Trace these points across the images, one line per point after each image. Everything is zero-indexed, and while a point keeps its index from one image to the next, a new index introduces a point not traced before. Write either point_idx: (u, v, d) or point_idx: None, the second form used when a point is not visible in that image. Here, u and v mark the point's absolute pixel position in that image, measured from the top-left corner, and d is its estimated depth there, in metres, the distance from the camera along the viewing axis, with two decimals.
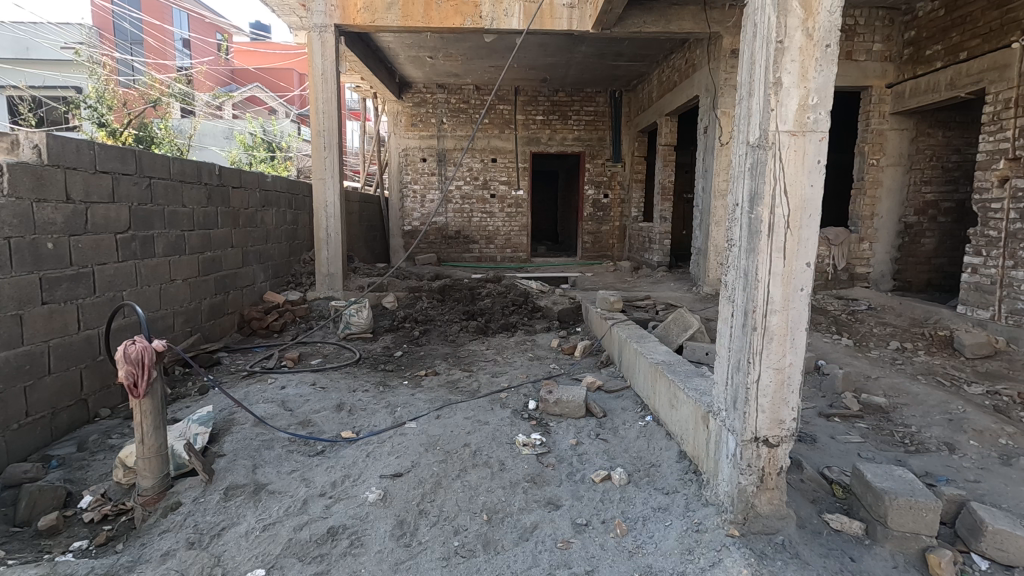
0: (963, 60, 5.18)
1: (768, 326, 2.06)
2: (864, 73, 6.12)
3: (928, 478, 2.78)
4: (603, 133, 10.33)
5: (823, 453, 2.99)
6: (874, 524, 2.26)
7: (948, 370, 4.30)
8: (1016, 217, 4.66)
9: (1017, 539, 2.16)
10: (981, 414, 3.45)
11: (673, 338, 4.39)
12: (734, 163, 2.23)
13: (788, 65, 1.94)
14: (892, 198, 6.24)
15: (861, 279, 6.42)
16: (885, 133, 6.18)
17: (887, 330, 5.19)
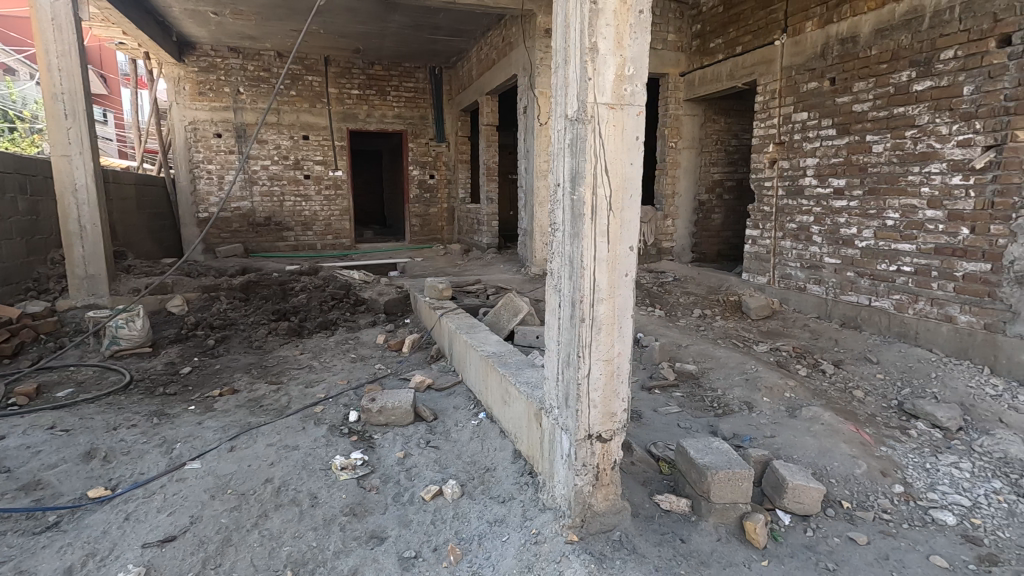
0: (739, 54, 5.79)
1: (596, 316, 1.92)
2: (662, 61, 6.57)
3: (736, 440, 3.00)
4: (424, 111, 9.90)
5: (648, 429, 3.06)
6: (699, 500, 2.31)
7: (740, 333, 4.81)
8: (783, 194, 5.30)
9: (810, 491, 2.36)
10: (769, 371, 3.86)
11: (503, 324, 4.24)
12: (553, 139, 2.03)
13: (604, 29, 1.77)
14: (688, 178, 6.88)
15: (666, 253, 7.01)
16: (681, 118, 6.74)
17: (691, 299, 5.70)
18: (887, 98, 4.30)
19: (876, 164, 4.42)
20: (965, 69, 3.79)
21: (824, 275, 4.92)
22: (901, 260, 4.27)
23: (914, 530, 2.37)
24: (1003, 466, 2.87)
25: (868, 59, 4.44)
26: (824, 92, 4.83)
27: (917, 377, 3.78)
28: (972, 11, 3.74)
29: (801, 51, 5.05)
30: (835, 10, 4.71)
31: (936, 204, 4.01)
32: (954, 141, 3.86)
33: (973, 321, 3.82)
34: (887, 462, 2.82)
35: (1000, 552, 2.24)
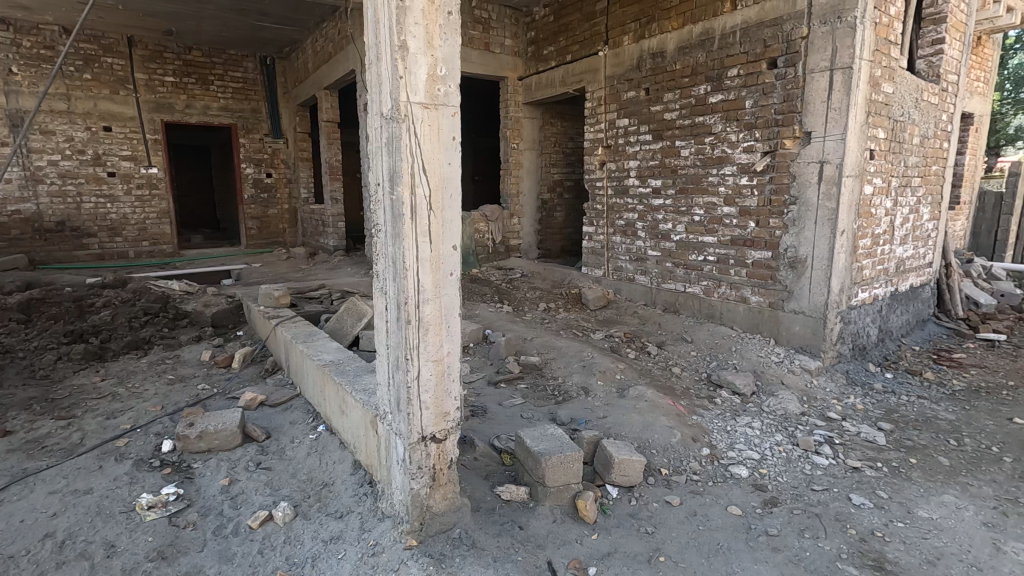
0: (569, 62, 6.18)
1: (422, 317, 1.92)
2: (500, 64, 6.77)
3: (573, 424, 3.20)
4: (256, 103, 9.12)
5: (492, 423, 3.14)
6: (536, 486, 2.42)
7: (580, 323, 5.15)
8: (612, 193, 5.77)
9: (633, 464, 2.60)
10: (604, 356, 4.17)
11: (346, 329, 4.05)
12: (371, 137, 1.96)
13: (413, 28, 1.76)
14: (530, 178, 7.19)
15: (514, 250, 7.26)
16: (521, 121, 7.01)
17: (537, 293, 5.96)
18: (690, 108, 4.87)
19: (684, 167, 4.99)
20: (746, 86, 4.43)
21: (648, 266, 5.46)
22: (707, 251, 4.89)
23: (717, 486, 2.73)
24: (783, 421, 3.43)
25: (673, 73, 4.99)
26: (641, 101, 5.34)
27: (722, 351, 4.36)
28: (749, 36, 4.38)
29: (620, 62, 5.52)
30: (646, 27, 5.23)
31: (731, 201, 4.64)
32: (741, 147, 4.50)
33: (761, 300, 4.50)
34: (697, 429, 3.21)
35: (779, 494, 2.67)
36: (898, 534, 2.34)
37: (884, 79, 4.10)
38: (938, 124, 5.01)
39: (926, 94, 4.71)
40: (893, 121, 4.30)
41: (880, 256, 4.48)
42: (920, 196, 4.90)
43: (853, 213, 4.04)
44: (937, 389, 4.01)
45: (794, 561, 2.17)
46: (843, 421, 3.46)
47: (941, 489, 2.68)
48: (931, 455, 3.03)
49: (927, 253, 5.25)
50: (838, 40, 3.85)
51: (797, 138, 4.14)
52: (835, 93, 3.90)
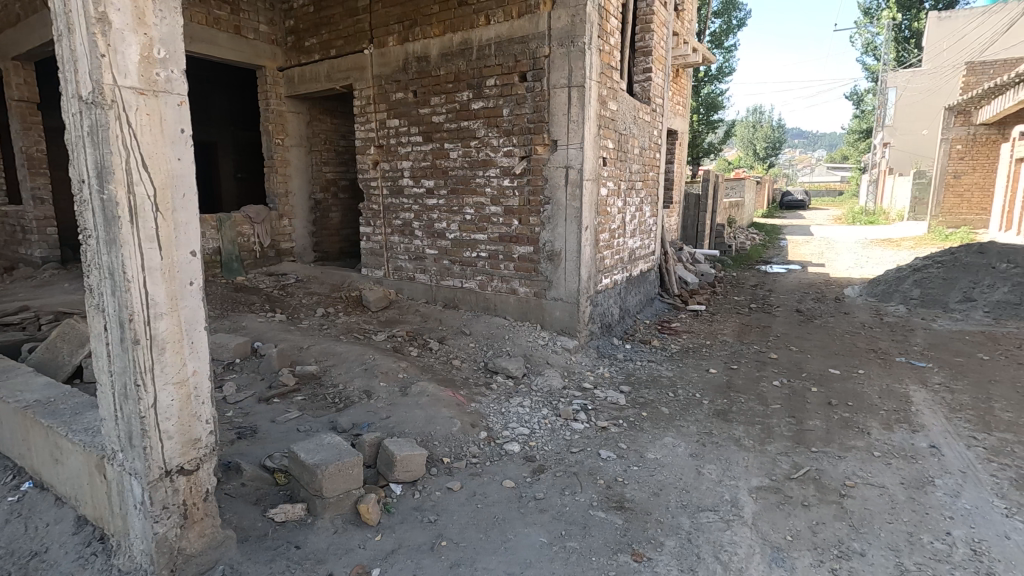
0: (334, 56, 5.95)
1: (155, 335, 1.67)
2: (256, 52, 6.18)
3: (355, 429, 3.13)
4: None
5: (263, 444, 2.89)
6: (314, 499, 2.32)
7: (362, 326, 5.05)
8: (387, 193, 5.75)
9: (415, 458, 2.66)
10: (385, 357, 4.14)
11: (63, 359, 3.28)
12: (66, 124, 1.63)
13: (115, 0, 1.51)
14: (300, 176, 6.74)
15: (287, 254, 6.73)
16: (284, 115, 6.52)
17: (313, 299, 5.65)
18: (455, 113, 5.11)
19: (453, 169, 5.22)
20: (503, 95, 4.82)
21: (427, 264, 5.59)
22: (479, 248, 5.20)
23: (493, 464, 2.95)
24: (549, 396, 3.85)
25: (438, 78, 5.17)
26: (409, 102, 5.41)
27: (497, 340, 4.71)
28: (502, 50, 4.77)
29: (387, 62, 5.51)
30: (410, 31, 5.32)
31: (497, 201, 5.01)
32: (502, 151, 4.89)
33: (528, 291, 4.97)
34: (475, 415, 3.41)
35: (545, 461, 3.00)
36: (634, 477, 2.83)
37: (609, 98, 4.86)
38: (651, 138, 6.12)
39: (642, 113, 5.72)
40: (618, 134, 5.13)
41: (616, 247, 5.33)
42: (642, 196, 5.96)
43: (593, 211, 4.73)
44: (661, 353, 4.95)
45: (557, 517, 2.47)
46: (594, 389, 4.03)
47: (663, 433, 3.32)
48: (657, 407, 3.73)
49: (651, 243, 6.40)
50: (573, 61, 4.45)
51: (547, 145, 4.66)
52: (574, 107, 4.49)
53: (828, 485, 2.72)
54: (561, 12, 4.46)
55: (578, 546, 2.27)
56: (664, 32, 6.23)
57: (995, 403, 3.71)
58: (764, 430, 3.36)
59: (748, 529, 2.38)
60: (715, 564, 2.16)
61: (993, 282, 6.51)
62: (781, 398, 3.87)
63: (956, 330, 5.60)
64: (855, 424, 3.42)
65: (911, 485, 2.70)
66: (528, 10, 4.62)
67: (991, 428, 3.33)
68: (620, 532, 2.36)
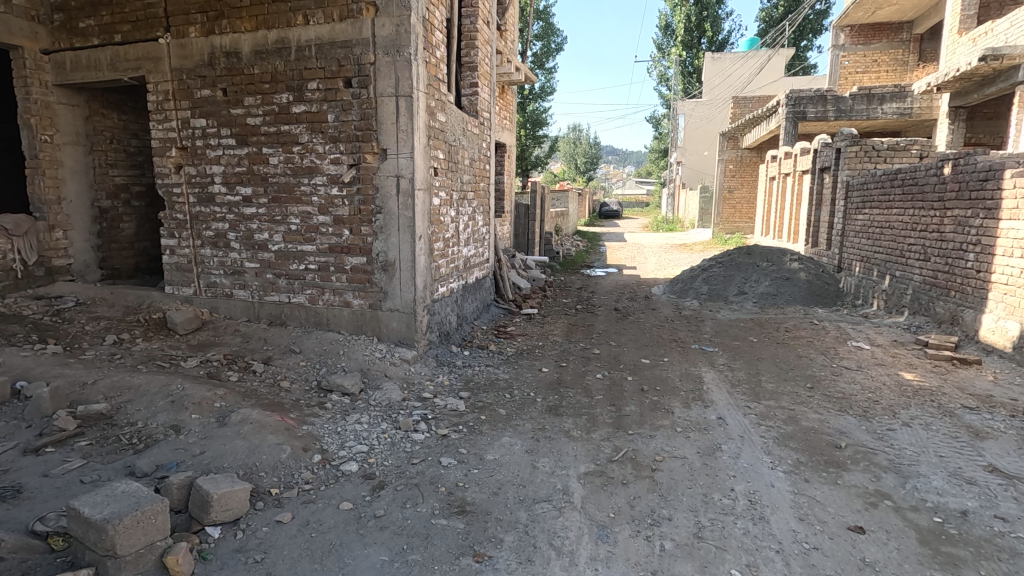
0: (119, 43, 5.15)
1: None
2: (8, 29, 5.07)
3: (159, 472, 2.73)
4: None
5: (31, 505, 2.37)
6: (104, 561, 1.98)
7: (167, 352, 4.42)
8: (194, 201, 5.12)
9: (235, 494, 2.41)
10: (198, 385, 3.66)
11: None
12: None
13: None
14: (76, 180, 5.68)
15: (62, 273, 5.61)
16: (52, 106, 5.44)
17: (101, 324, 4.80)
18: (273, 115, 4.75)
19: (273, 175, 4.84)
20: (326, 100, 4.61)
21: (247, 279, 5.09)
22: (306, 259, 4.89)
23: (329, 488, 2.80)
24: (388, 410, 3.76)
25: (251, 77, 4.76)
26: (218, 101, 4.89)
27: (330, 356, 4.47)
28: (324, 53, 4.56)
29: (188, 54, 4.92)
30: (215, 22, 4.82)
31: (324, 210, 4.76)
32: (328, 158, 4.67)
33: (362, 303, 4.80)
34: (307, 438, 3.19)
35: (385, 477, 2.92)
36: (474, 479, 2.89)
37: (438, 109, 4.93)
38: (480, 150, 6.34)
39: (470, 126, 5.90)
40: (448, 145, 5.22)
41: (451, 256, 5.41)
42: (475, 206, 6.14)
43: (426, 220, 4.75)
44: (498, 357, 5.14)
45: (397, 532, 2.42)
46: (434, 398, 4.04)
47: (501, 434, 3.45)
48: (494, 409, 3.86)
49: (485, 251, 6.63)
50: (399, 70, 4.43)
51: (376, 153, 4.56)
52: (402, 116, 4.47)
53: (642, 462, 3.07)
54: (385, 20, 4.42)
55: (421, 558, 2.25)
56: (488, 50, 6.51)
57: (762, 376, 4.54)
58: (590, 420, 3.68)
59: (578, 512, 2.58)
60: (549, 551, 2.30)
61: (759, 278, 7.95)
62: (603, 389, 4.27)
63: (735, 318, 6.73)
64: (662, 406, 3.91)
65: (705, 453, 3.18)
66: (350, 14, 4.49)
67: (759, 398, 4.05)
68: (461, 536, 2.40)
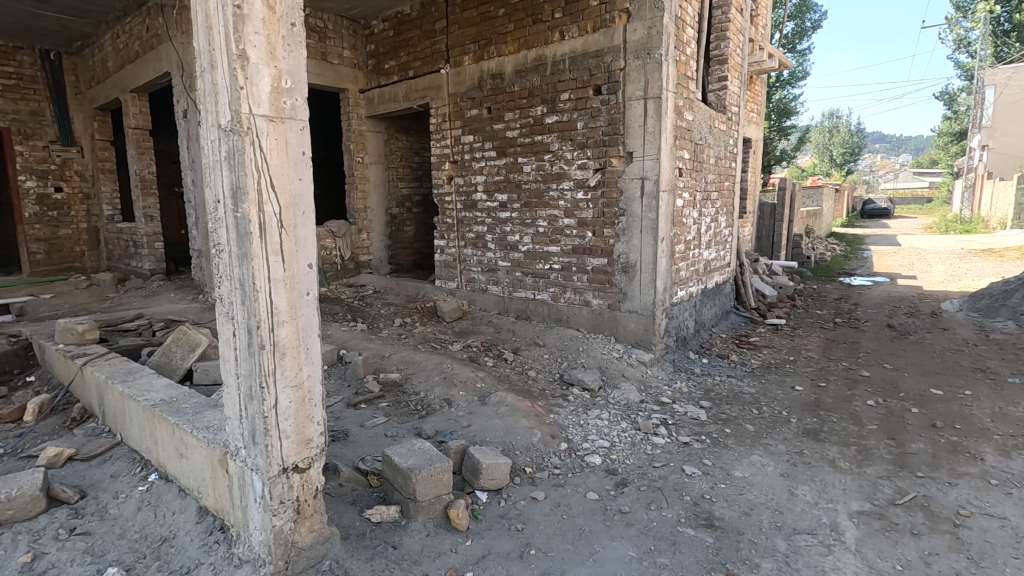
0: (411, 77, 6.21)
1: (278, 342, 1.83)
2: (340, 76, 6.56)
3: (438, 436, 3.23)
4: (36, 104, 7.27)
5: (355, 447, 3.04)
6: (407, 502, 2.42)
7: (437, 335, 5.21)
8: (461, 207, 5.91)
9: (499, 467, 2.71)
10: (464, 366, 4.23)
11: (176, 365, 3.49)
12: (207, 152, 1.84)
13: (253, 37, 1.70)
14: (377, 192, 7.05)
15: (364, 266, 7.04)
16: (364, 134, 6.85)
17: (391, 309, 5.88)
18: (528, 127, 5.21)
19: (526, 182, 5.31)
20: (577, 109, 4.87)
21: (500, 276, 5.68)
22: (551, 259, 5.24)
23: (575, 476, 2.96)
24: (627, 409, 3.81)
25: (512, 94, 5.30)
26: (483, 119, 5.57)
27: (571, 352, 4.73)
28: (577, 65, 4.83)
29: (462, 80, 5.69)
30: (485, 49, 5.48)
31: (570, 214, 5.04)
32: (576, 164, 4.93)
33: (601, 303, 4.96)
34: (554, 426, 3.43)
35: (628, 475, 2.97)
36: (722, 494, 2.75)
37: (686, 108, 4.81)
38: (727, 148, 5.97)
39: (717, 122, 5.60)
40: (694, 144, 5.05)
41: (692, 259, 5.22)
42: (718, 207, 5.81)
43: (670, 221, 4.67)
44: (741, 368, 4.79)
45: (644, 532, 2.44)
46: (673, 404, 3.95)
47: (750, 451, 3.21)
48: (741, 424, 3.60)
49: (726, 255, 6.22)
50: (649, 73, 4.44)
51: (622, 157, 4.66)
52: (650, 118, 4.47)
53: (939, 514, 2.53)
54: (637, 24, 4.47)
55: (669, 563, 2.23)
56: (740, 40, 6.10)
57: None
58: (861, 452, 3.18)
59: (851, 555, 2.26)
60: None
61: None
62: (877, 419, 3.65)
63: None
64: (965, 449, 3.17)
65: None
66: (604, 24, 4.65)
67: None
68: (711, 551, 2.30)
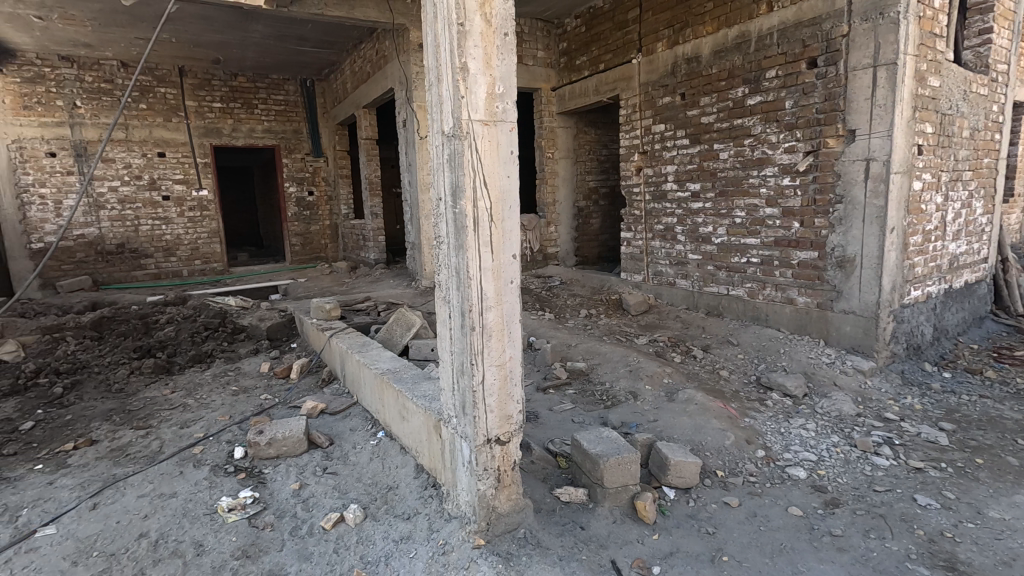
0: (602, 71, 6.24)
1: (486, 324, 2.03)
2: (533, 77, 6.87)
3: (624, 428, 3.25)
4: (298, 124, 8.98)
5: (544, 428, 3.22)
6: (595, 487, 2.49)
7: (622, 328, 5.20)
8: (650, 198, 5.78)
9: (689, 466, 2.63)
10: (650, 360, 4.17)
11: (397, 341, 4.06)
12: (433, 156, 2.10)
13: (472, 50, 1.90)
14: (566, 186, 7.25)
15: (552, 258, 7.32)
16: (555, 130, 7.09)
17: (577, 300, 6.02)
18: (727, 111, 4.88)
19: (723, 170, 4.98)
20: (785, 86, 4.41)
21: (690, 269, 5.43)
22: (750, 252, 4.86)
23: (775, 487, 2.73)
24: (839, 422, 3.38)
25: (709, 77, 5.01)
26: (677, 106, 5.36)
27: (770, 354, 4.33)
28: (787, 37, 4.37)
29: (654, 68, 5.55)
30: (680, 33, 5.25)
31: (773, 202, 4.61)
32: (782, 148, 4.48)
33: (809, 301, 4.45)
34: (750, 431, 3.20)
35: (840, 495, 2.64)
36: (969, 535, 2.29)
37: (930, 73, 4.03)
38: (988, 116, 4.86)
39: (975, 86, 4.58)
40: (941, 115, 4.21)
41: (932, 253, 4.37)
42: (973, 189, 4.76)
43: (903, 209, 3.98)
44: (1001, 388, 3.89)
45: (861, 561, 2.16)
46: (902, 422, 3.39)
47: (1012, 490, 2.61)
48: (999, 456, 2.94)
49: (982, 248, 5.08)
50: (880, 37, 3.82)
51: (841, 136, 4.10)
52: (880, 90, 3.85)
53: None
54: None
55: None
56: None
57: None
58: None
59: None
60: None
61: None
62: None
63: None
64: None
65: None
66: None
67: None
68: None
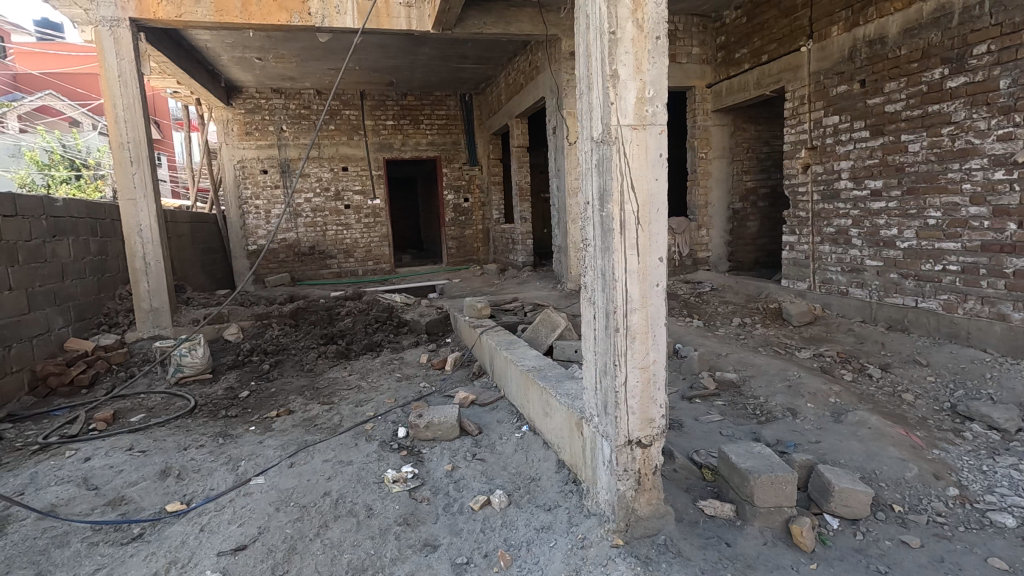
0: (765, 62, 5.81)
1: (630, 326, 2.05)
2: (688, 75, 6.63)
3: (780, 446, 3.01)
4: (457, 136, 9.69)
5: (689, 438, 3.11)
6: (743, 504, 2.35)
7: (782, 339, 4.79)
8: (818, 198, 5.24)
9: (858, 494, 2.37)
10: (813, 377, 3.80)
11: (542, 340, 4.21)
12: (582, 162, 2.18)
13: (623, 56, 1.93)
14: (720, 187, 6.87)
15: (702, 262, 6.98)
16: (709, 129, 6.76)
17: (730, 308, 5.66)
18: (920, 97, 4.26)
19: (912, 164, 4.36)
20: (1000, 63, 3.73)
21: (867, 277, 4.82)
22: (947, 259, 4.18)
23: (971, 532, 2.33)
24: None
25: (897, 60, 4.41)
26: (854, 95, 4.80)
27: (970, 378, 3.68)
28: (1004, 5, 3.69)
29: (827, 55, 5.03)
30: (861, 13, 4.70)
31: (980, 200, 3.91)
32: (995, 136, 3.79)
33: None
34: (939, 465, 2.77)
35: None
36: None
37: None
38: None
39: None
40: None
41: None
42: None
43: None
44: None
45: None
46: None
47: None
48: None
49: None
50: None
51: None
52: None
53: None
54: None
55: None
56: None
57: None
58: None
59: None
60: None
61: None
62: None
63: None
64: None
65: None
66: None
67: None
68: None
